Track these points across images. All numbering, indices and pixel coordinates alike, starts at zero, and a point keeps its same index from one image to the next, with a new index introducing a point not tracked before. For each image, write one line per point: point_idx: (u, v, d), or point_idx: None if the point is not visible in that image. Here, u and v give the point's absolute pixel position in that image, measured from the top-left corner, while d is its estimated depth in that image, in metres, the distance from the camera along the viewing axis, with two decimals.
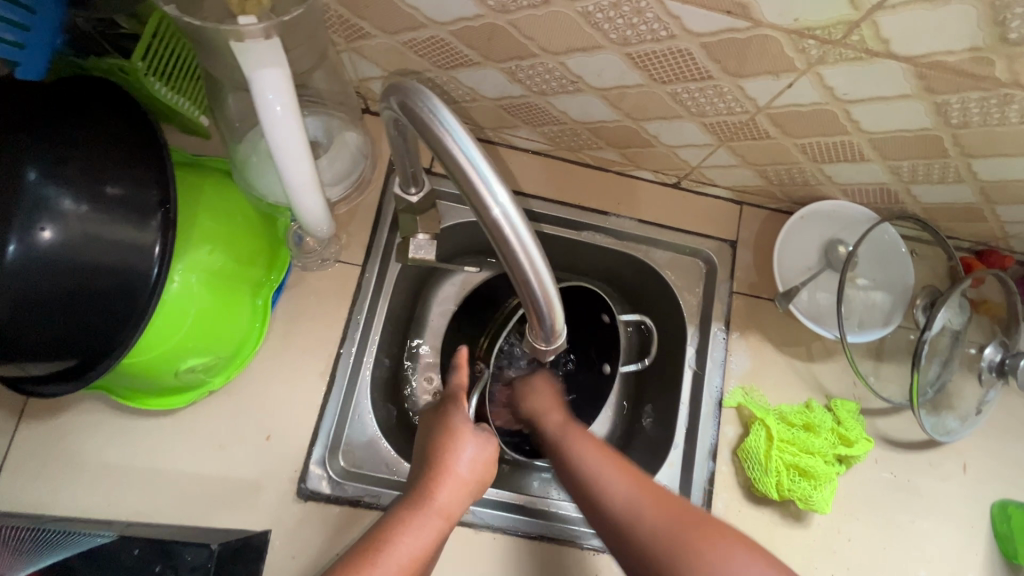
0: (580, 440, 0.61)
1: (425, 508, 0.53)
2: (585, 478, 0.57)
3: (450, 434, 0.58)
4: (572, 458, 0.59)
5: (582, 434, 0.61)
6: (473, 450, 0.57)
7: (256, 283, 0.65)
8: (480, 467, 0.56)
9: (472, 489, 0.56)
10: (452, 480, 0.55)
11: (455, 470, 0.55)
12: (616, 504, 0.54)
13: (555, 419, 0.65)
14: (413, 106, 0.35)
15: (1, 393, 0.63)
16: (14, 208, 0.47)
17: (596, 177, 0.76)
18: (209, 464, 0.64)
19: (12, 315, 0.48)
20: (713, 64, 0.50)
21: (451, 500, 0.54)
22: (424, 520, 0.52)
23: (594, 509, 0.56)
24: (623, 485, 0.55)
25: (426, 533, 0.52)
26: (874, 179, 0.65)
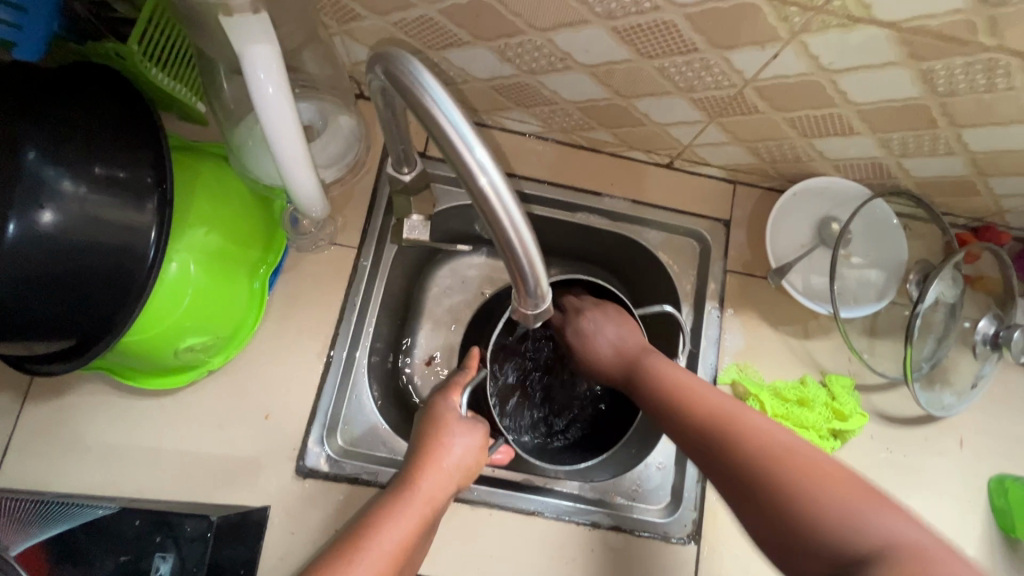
0: (658, 363, 0.60)
1: (411, 497, 0.53)
2: (675, 386, 0.57)
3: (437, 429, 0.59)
4: (660, 375, 0.59)
5: (670, 364, 0.60)
6: (462, 442, 0.58)
7: (252, 265, 0.66)
8: (469, 459, 0.57)
9: (456, 480, 0.57)
10: (439, 469, 0.55)
11: (443, 460, 0.56)
12: (710, 414, 0.52)
13: (631, 351, 0.63)
14: (393, 72, 0.36)
15: (7, 376, 0.64)
16: (14, 188, 0.48)
17: (589, 158, 0.76)
18: (210, 443, 0.65)
19: (13, 294, 0.49)
20: (698, 35, 0.50)
21: (436, 490, 0.55)
22: (408, 510, 0.52)
23: (680, 419, 0.54)
24: (722, 402, 0.53)
25: (411, 523, 0.52)
26: (865, 153, 0.65)
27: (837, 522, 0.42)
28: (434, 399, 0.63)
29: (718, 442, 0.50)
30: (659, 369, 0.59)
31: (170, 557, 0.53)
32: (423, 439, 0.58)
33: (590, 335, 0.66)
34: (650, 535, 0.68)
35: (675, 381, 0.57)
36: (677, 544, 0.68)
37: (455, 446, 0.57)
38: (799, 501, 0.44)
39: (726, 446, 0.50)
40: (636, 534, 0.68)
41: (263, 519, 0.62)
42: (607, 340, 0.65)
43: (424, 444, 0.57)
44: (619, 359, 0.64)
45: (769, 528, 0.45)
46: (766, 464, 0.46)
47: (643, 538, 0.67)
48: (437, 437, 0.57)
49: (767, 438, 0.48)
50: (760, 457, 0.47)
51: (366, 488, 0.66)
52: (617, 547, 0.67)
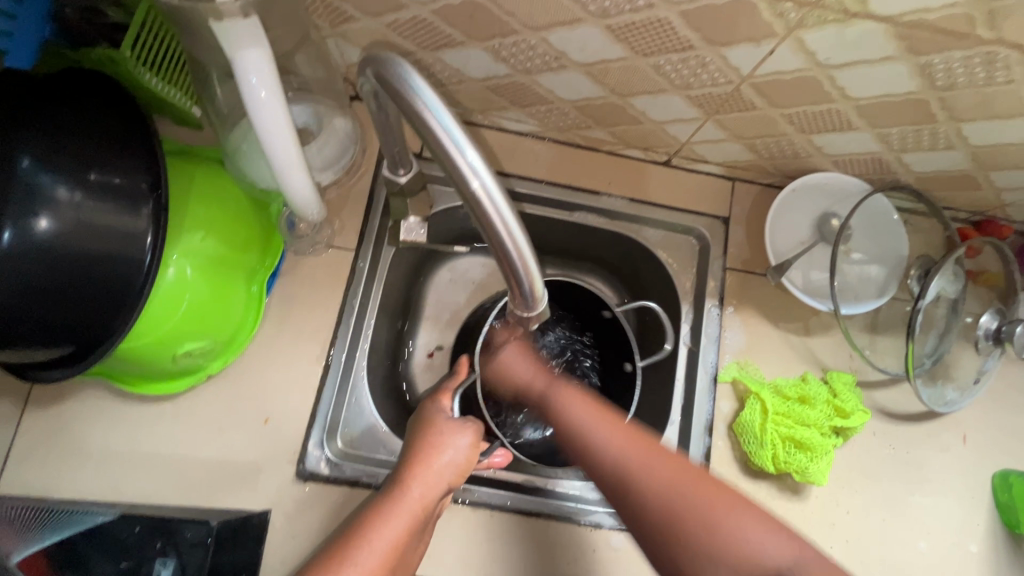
0: (558, 397, 0.60)
1: (403, 500, 0.54)
2: (578, 425, 0.56)
3: (429, 432, 0.60)
4: (565, 413, 0.58)
5: (575, 402, 0.58)
6: (454, 441, 0.59)
7: (250, 269, 0.66)
8: (461, 457, 0.58)
9: (451, 482, 0.58)
10: (433, 472, 0.56)
11: (434, 459, 0.57)
12: (609, 458, 0.52)
13: (539, 380, 0.62)
14: (385, 76, 0.36)
15: (7, 383, 0.65)
16: (9, 196, 0.47)
17: (586, 157, 0.76)
18: (210, 447, 0.65)
19: (10, 302, 0.49)
20: (693, 33, 0.50)
21: (428, 492, 0.56)
22: (400, 514, 0.53)
23: (587, 463, 0.54)
24: (617, 442, 0.53)
25: (404, 525, 0.53)
26: (864, 148, 0.64)
27: (712, 534, 0.46)
28: (426, 403, 0.65)
29: (616, 488, 0.51)
30: (566, 413, 0.58)
31: (170, 563, 0.53)
32: (415, 441, 0.59)
33: (500, 360, 0.65)
34: None
35: (584, 423, 0.56)
36: None
37: (447, 447, 0.59)
38: (697, 540, 0.46)
39: (625, 488, 0.50)
40: None
41: (263, 523, 0.62)
42: (521, 369, 0.63)
43: (419, 447, 0.58)
44: (536, 372, 0.63)
45: (670, 563, 0.47)
46: (665, 509, 0.48)
47: None
48: (428, 439, 0.59)
49: (657, 468, 0.51)
50: (664, 501, 0.48)
51: (367, 491, 0.66)
52: (619, 548, 0.66)
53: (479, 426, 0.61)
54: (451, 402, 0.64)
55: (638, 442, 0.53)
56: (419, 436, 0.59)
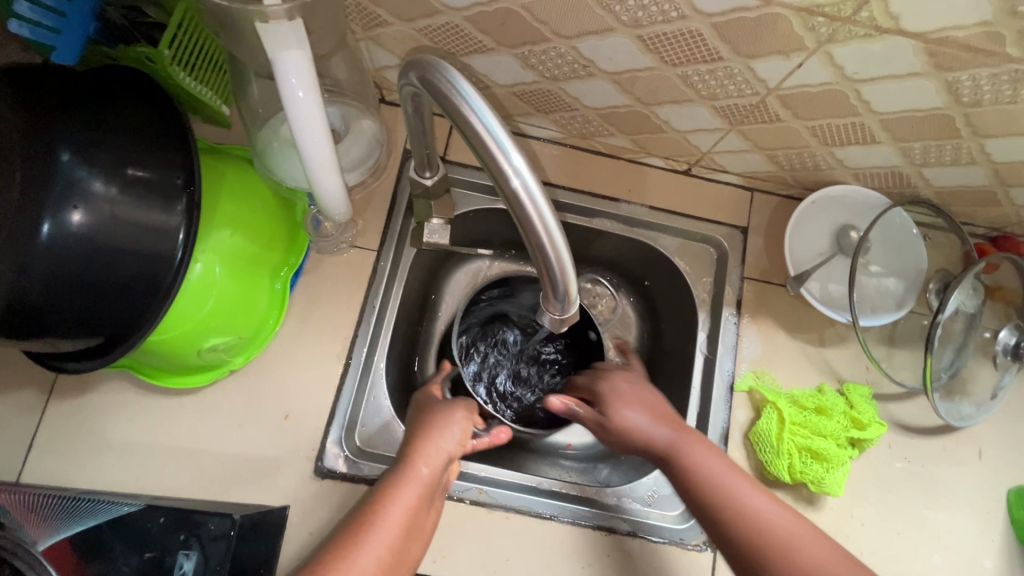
0: (653, 411, 0.64)
1: (410, 469, 0.56)
2: (693, 456, 0.59)
3: (432, 414, 0.62)
4: (700, 469, 0.58)
5: (695, 431, 0.62)
6: (458, 422, 0.61)
7: (275, 267, 0.67)
8: (463, 437, 0.60)
9: (454, 455, 0.59)
10: (436, 443, 0.58)
11: (439, 442, 0.58)
12: (727, 488, 0.57)
13: (664, 433, 0.62)
14: (428, 78, 0.37)
15: (32, 373, 0.65)
16: (47, 189, 0.49)
17: (608, 165, 0.77)
18: (230, 442, 0.65)
19: (44, 294, 0.50)
20: (723, 45, 0.51)
21: (434, 464, 0.57)
22: (410, 484, 0.55)
23: (725, 531, 0.56)
24: (769, 503, 0.56)
25: (414, 495, 0.54)
26: (886, 162, 0.65)
27: None
28: (418, 395, 0.70)
29: (727, 516, 0.56)
30: (683, 450, 0.60)
31: (194, 556, 0.52)
32: (421, 425, 0.61)
33: (619, 412, 0.64)
34: (665, 541, 0.67)
35: (708, 467, 0.58)
36: (694, 552, 0.67)
37: (450, 429, 0.60)
38: (787, 567, 0.52)
39: (742, 527, 0.55)
40: (652, 540, 0.67)
41: (281, 519, 0.62)
42: (648, 407, 0.65)
43: (427, 425, 0.60)
44: (657, 422, 0.63)
45: None
46: (776, 542, 0.53)
47: (659, 544, 0.67)
48: (433, 422, 0.61)
49: (816, 563, 0.52)
50: (779, 537, 0.54)
51: None
52: (632, 555, 0.66)
53: (468, 403, 0.65)
54: (440, 389, 0.70)
55: (756, 487, 0.58)
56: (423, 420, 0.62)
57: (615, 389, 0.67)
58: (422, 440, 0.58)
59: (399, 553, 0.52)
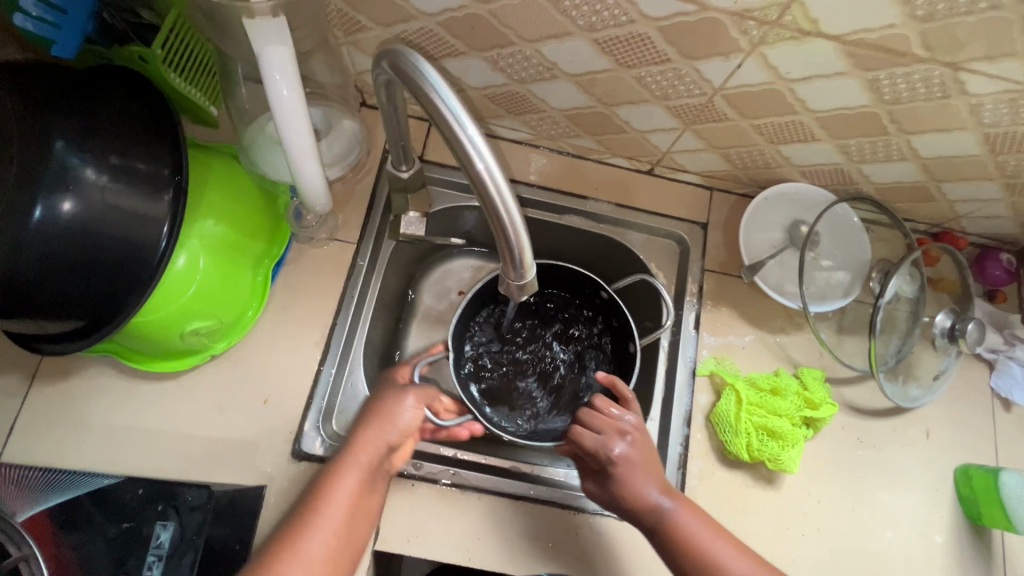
0: (659, 476, 0.61)
1: (353, 452, 0.57)
2: (701, 539, 0.58)
3: (380, 403, 0.61)
4: (687, 533, 0.58)
5: (698, 510, 0.60)
6: (409, 408, 0.61)
7: (257, 256, 0.70)
8: (413, 424, 0.60)
9: (396, 443, 0.59)
10: (377, 432, 0.58)
11: (384, 432, 0.59)
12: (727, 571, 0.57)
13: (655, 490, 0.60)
14: (399, 64, 0.41)
15: (17, 358, 0.67)
16: (41, 175, 0.52)
17: (576, 165, 0.82)
18: (209, 425, 0.67)
19: (33, 273, 0.53)
20: (670, 47, 0.56)
21: (373, 454, 0.57)
22: (346, 477, 0.56)
23: None
24: (743, 562, 0.58)
25: (355, 481, 0.56)
26: (827, 159, 0.71)
27: None
28: (382, 378, 0.68)
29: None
30: (680, 522, 0.59)
31: (171, 525, 0.55)
32: (368, 411, 0.61)
33: (629, 474, 0.60)
34: (633, 520, 0.70)
35: (706, 544, 0.58)
36: None
37: (399, 424, 0.60)
38: None
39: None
40: (619, 518, 0.70)
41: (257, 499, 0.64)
42: (660, 479, 0.60)
43: (371, 414, 0.60)
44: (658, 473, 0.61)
45: None
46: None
47: (626, 522, 0.70)
48: (379, 415, 0.60)
49: None
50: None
51: None
52: (599, 532, 0.69)
53: (424, 391, 0.63)
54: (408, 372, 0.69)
55: (740, 554, 0.58)
56: (371, 407, 0.61)
57: (614, 439, 0.61)
58: (370, 426, 0.59)
59: (349, 535, 0.55)
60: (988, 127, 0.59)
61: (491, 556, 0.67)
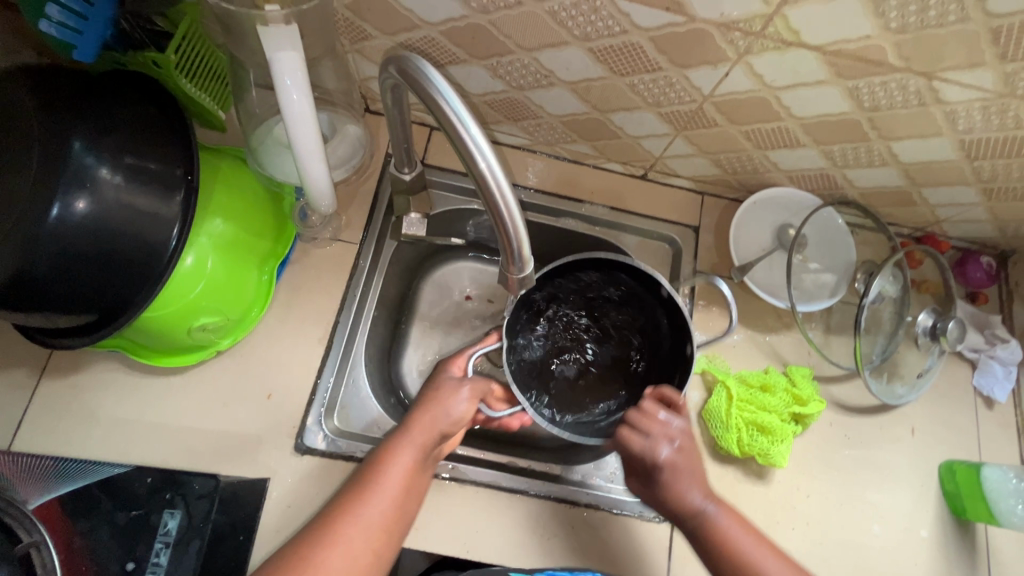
0: (706, 482, 0.62)
1: (409, 431, 0.61)
2: (744, 547, 0.59)
3: (437, 391, 0.65)
4: (730, 539, 0.59)
5: (743, 518, 0.61)
6: (465, 396, 0.64)
7: (262, 255, 0.72)
8: (467, 411, 0.64)
9: (449, 430, 0.63)
10: (432, 417, 0.62)
11: (440, 414, 0.63)
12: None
13: (699, 498, 0.61)
14: (406, 69, 0.44)
15: (25, 353, 0.69)
16: (58, 174, 0.54)
17: (572, 170, 0.84)
18: (214, 419, 0.69)
19: (49, 268, 0.55)
20: (661, 56, 0.59)
21: (428, 435, 0.61)
22: (405, 453, 0.59)
23: None
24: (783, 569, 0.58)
25: (411, 458, 0.59)
26: (813, 164, 0.74)
27: None
28: (439, 370, 0.71)
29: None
30: (721, 523, 0.60)
31: (178, 514, 0.55)
32: (427, 397, 0.65)
33: (677, 482, 0.61)
34: (627, 514, 0.72)
35: (748, 551, 0.59)
36: (653, 523, 0.72)
37: (454, 409, 0.63)
38: None
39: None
40: (614, 512, 0.72)
41: (260, 491, 0.66)
42: (705, 486, 0.62)
43: (430, 399, 0.64)
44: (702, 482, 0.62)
45: None
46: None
47: (621, 517, 0.72)
48: (437, 401, 0.64)
49: None
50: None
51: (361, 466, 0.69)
52: (594, 525, 0.71)
53: (477, 384, 0.66)
54: (461, 365, 0.71)
55: (783, 561, 0.59)
56: (429, 394, 0.65)
57: (661, 444, 0.62)
58: (428, 408, 0.63)
59: (401, 509, 0.57)
60: (963, 134, 0.62)
61: (489, 548, 0.69)
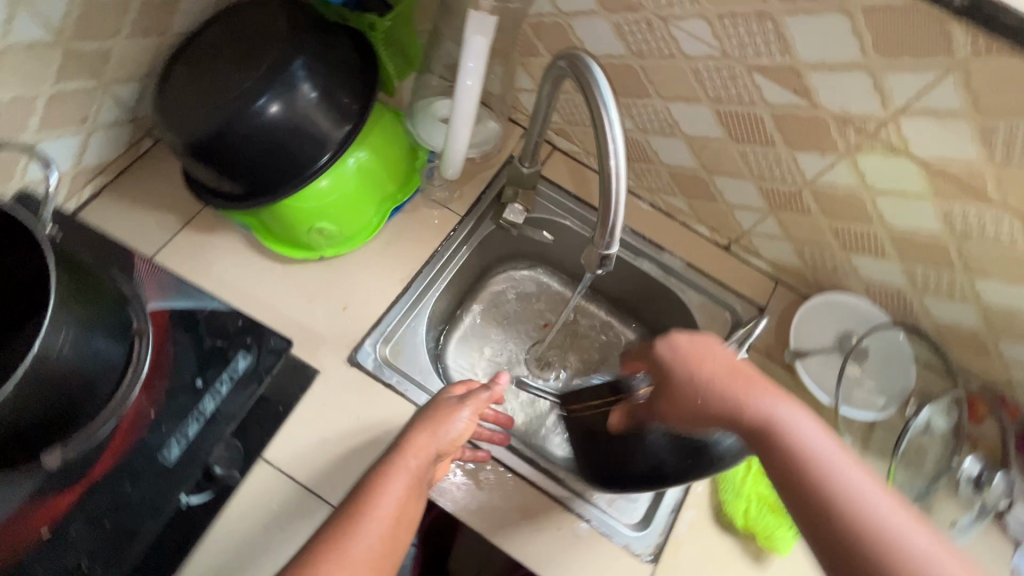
0: (727, 367, 0.56)
1: (403, 458, 0.61)
2: (782, 420, 0.52)
3: (435, 409, 0.66)
4: (770, 419, 0.52)
5: (767, 383, 0.55)
6: (465, 414, 0.66)
7: (385, 195, 0.84)
8: (466, 431, 0.65)
9: (444, 451, 0.64)
10: (430, 437, 0.63)
11: (435, 437, 0.63)
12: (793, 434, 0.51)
13: (725, 380, 0.55)
14: (575, 62, 0.55)
15: (177, 204, 0.82)
16: (281, 73, 0.70)
17: (663, 220, 0.92)
18: (294, 309, 0.79)
19: (241, 136, 0.69)
20: (777, 133, 0.67)
21: (425, 457, 0.61)
22: (402, 475, 0.59)
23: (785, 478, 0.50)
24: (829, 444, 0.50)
25: (403, 486, 0.59)
26: (892, 280, 0.77)
27: None
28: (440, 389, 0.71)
29: (825, 509, 0.48)
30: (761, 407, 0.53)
31: (249, 358, 0.65)
32: (424, 416, 0.65)
33: (686, 368, 0.57)
34: (615, 539, 0.73)
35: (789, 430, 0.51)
36: (637, 559, 0.72)
37: (451, 429, 0.64)
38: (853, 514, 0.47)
39: (816, 489, 0.49)
40: (603, 532, 0.73)
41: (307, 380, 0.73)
42: (719, 366, 0.56)
43: (428, 418, 0.65)
44: (724, 370, 0.56)
45: None
46: (877, 527, 0.46)
47: (609, 539, 0.73)
48: (437, 417, 0.65)
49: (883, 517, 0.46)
50: (893, 532, 0.45)
51: (395, 396, 0.74)
52: (581, 536, 0.72)
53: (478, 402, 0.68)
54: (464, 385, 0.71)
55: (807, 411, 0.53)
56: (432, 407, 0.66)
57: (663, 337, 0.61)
58: (422, 427, 0.64)
59: (390, 541, 0.56)
60: None
61: (480, 515, 0.72)
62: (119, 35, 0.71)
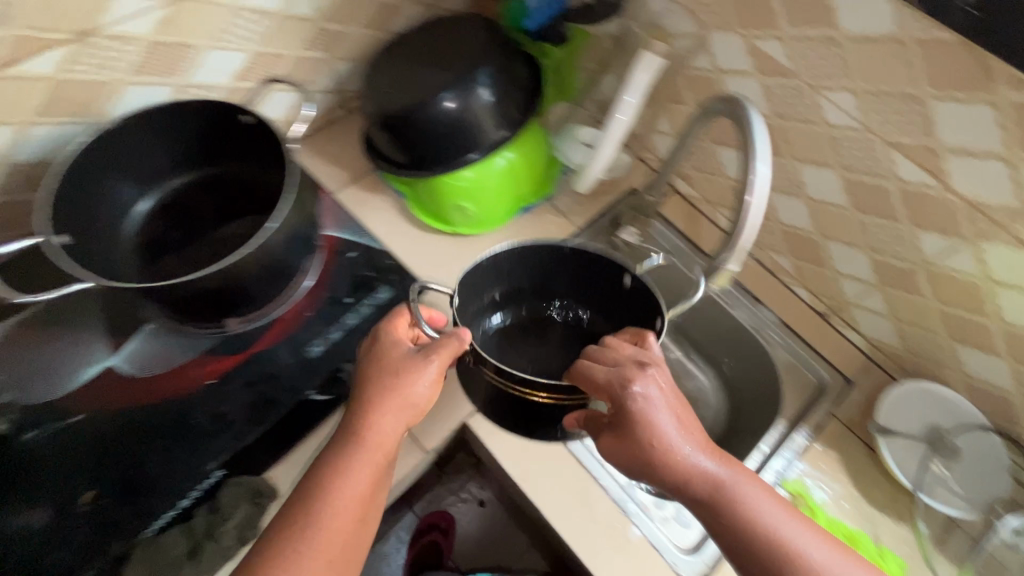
0: (686, 428, 0.60)
1: (364, 443, 0.61)
2: (727, 479, 0.59)
3: (389, 370, 0.64)
4: (719, 479, 0.58)
5: (711, 441, 0.61)
6: (426, 377, 0.64)
7: (519, 193, 0.94)
8: (427, 393, 0.64)
9: (411, 416, 0.64)
10: (392, 411, 0.62)
11: (394, 404, 0.63)
12: (737, 492, 0.58)
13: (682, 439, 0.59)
14: (733, 103, 0.63)
15: (350, 164, 0.98)
16: (472, 73, 0.84)
17: (765, 275, 0.96)
18: (422, 271, 0.90)
19: (424, 115, 0.82)
20: (903, 209, 0.72)
21: (389, 431, 0.62)
22: (367, 449, 0.61)
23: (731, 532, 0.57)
24: (766, 498, 0.58)
25: (368, 472, 0.60)
26: (999, 380, 0.76)
27: None
28: (383, 331, 0.68)
29: (773, 557, 0.55)
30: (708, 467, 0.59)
31: (387, 291, 0.79)
32: (378, 378, 0.64)
33: (650, 420, 0.59)
34: (665, 553, 0.74)
35: (732, 486, 0.58)
36: None
37: (412, 393, 0.63)
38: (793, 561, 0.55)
39: (760, 541, 0.56)
40: (655, 544, 0.74)
41: None
42: (681, 422, 0.60)
43: (384, 390, 0.63)
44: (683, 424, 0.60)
45: None
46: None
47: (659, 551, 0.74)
48: (393, 384, 0.63)
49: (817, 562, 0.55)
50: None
51: None
52: (632, 540, 0.74)
53: (438, 360, 0.64)
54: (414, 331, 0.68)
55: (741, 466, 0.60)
56: (388, 376, 0.64)
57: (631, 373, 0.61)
58: (382, 397, 0.63)
59: (360, 520, 0.59)
60: None
61: (543, 493, 0.76)
62: (355, 23, 0.89)
